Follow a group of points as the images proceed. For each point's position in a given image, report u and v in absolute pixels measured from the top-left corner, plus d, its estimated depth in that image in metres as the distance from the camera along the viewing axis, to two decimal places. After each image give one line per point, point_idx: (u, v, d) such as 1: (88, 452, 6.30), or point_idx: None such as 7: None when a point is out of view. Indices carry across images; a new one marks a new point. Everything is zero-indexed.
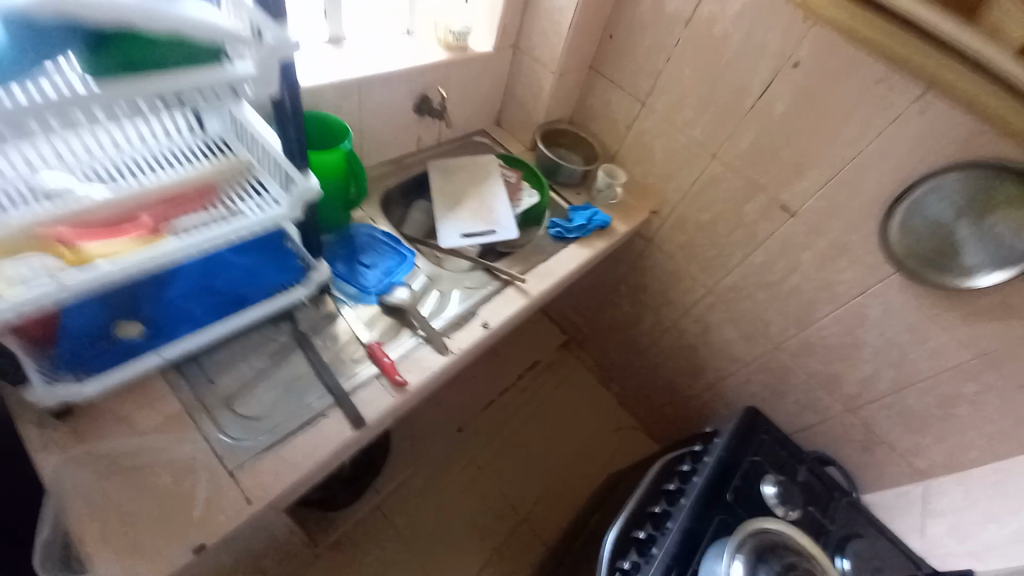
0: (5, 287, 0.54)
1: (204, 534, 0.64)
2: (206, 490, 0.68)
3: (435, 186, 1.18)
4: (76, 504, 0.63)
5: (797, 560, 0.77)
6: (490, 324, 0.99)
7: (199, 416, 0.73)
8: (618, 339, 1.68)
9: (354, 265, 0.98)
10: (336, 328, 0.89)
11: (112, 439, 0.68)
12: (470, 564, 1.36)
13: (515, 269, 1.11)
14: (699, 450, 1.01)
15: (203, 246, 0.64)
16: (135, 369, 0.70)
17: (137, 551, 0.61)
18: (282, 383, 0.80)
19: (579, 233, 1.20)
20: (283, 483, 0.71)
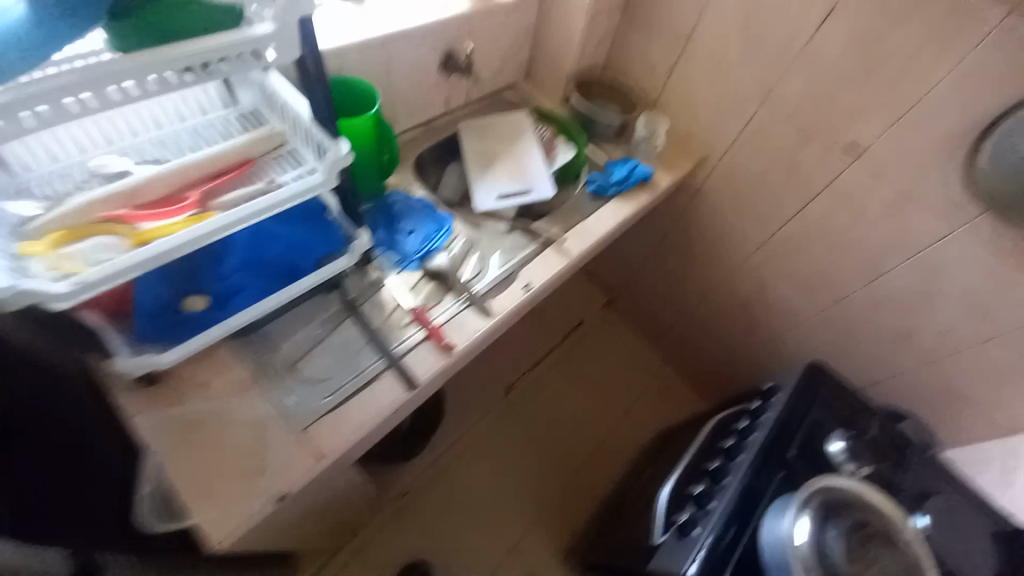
0: (76, 269, 0.56)
1: (278, 488, 0.69)
2: (279, 447, 0.72)
3: (467, 148, 1.15)
4: (164, 462, 0.68)
5: (868, 518, 0.73)
6: (532, 285, 0.98)
7: (267, 380, 0.77)
8: (664, 298, 1.62)
9: (394, 232, 0.98)
10: (382, 295, 0.90)
11: (187, 404, 0.73)
12: (525, 520, 1.40)
13: (554, 229, 1.08)
14: (757, 408, 0.97)
15: (249, 217, 0.64)
16: (203, 343, 0.72)
17: (224, 502, 0.67)
18: (337, 349, 0.82)
19: (620, 188, 1.14)
20: (345, 442, 0.74)
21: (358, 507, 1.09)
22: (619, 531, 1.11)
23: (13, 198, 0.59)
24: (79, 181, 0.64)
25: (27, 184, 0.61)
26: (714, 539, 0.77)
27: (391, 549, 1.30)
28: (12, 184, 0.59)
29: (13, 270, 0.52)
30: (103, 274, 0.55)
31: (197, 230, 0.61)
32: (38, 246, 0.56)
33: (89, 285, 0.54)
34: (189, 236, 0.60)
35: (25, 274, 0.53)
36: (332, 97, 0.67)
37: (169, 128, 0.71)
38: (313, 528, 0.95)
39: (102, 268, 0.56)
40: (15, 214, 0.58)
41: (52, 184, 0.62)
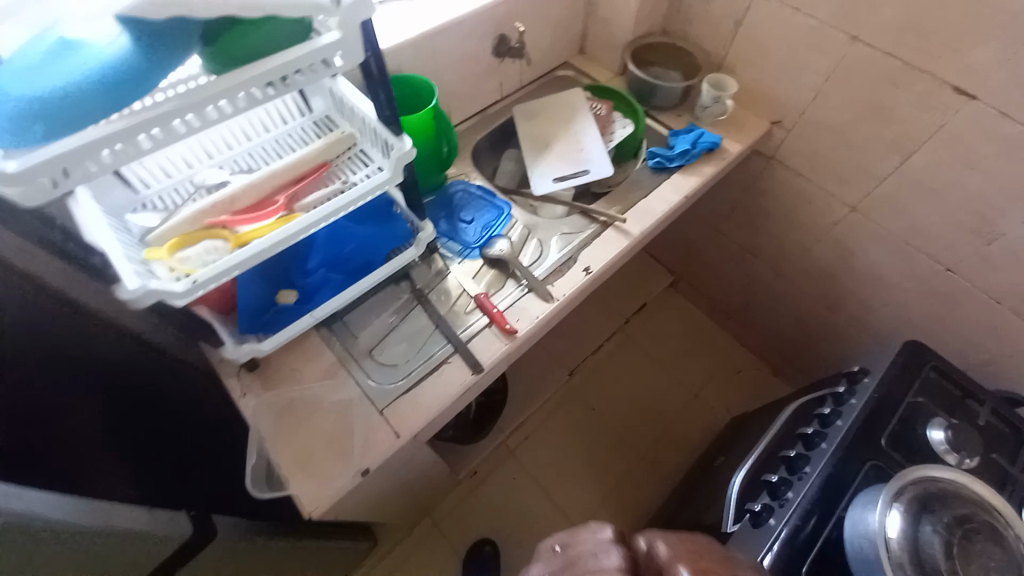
0: (190, 270, 0.65)
1: (362, 463, 0.76)
2: (361, 425, 0.79)
3: (522, 132, 1.15)
4: (268, 436, 0.78)
5: (974, 512, 0.66)
6: (592, 268, 0.97)
7: (349, 364, 0.85)
8: (736, 275, 1.54)
9: (456, 222, 1.02)
10: (447, 283, 0.94)
11: (283, 386, 0.82)
12: (593, 498, 1.42)
13: (613, 208, 1.05)
14: (842, 391, 0.90)
15: (327, 216, 0.70)
16: (295, 332, 0.81)
17: (317, 474, 0.75)
18: (408, 336, 0.88)
19: (683, 160, 1.09)
20: (419, 421, 0.79)
21: (435, 480, 1.17)
22: (690, 513, 1.10)
23: (136, 212, 0.69)
24: (187, 193, 0.74)
25: (147, 200, 0.71)
26: (791, 530, 0.74)
27: (467, 521, 1.38)
28: (135, 201, 0.70)
29: (143, 272, 0.61)
30: (211, 273, 0.62)
31: (285, 230, 0.67)
32: (160, 252, 0.65)
33: (201, 284, 0.62)
34: (279, 236, 0.66)
35: (151, 276, 0.62)
36: (395, 97, 0.69)
37: (256, 139, 0.78)
38: (397, 497, 1.03)
39: (211, 268, 0.63)
40: (140, 226, 0.68)
41: (166, 198, 0.73)
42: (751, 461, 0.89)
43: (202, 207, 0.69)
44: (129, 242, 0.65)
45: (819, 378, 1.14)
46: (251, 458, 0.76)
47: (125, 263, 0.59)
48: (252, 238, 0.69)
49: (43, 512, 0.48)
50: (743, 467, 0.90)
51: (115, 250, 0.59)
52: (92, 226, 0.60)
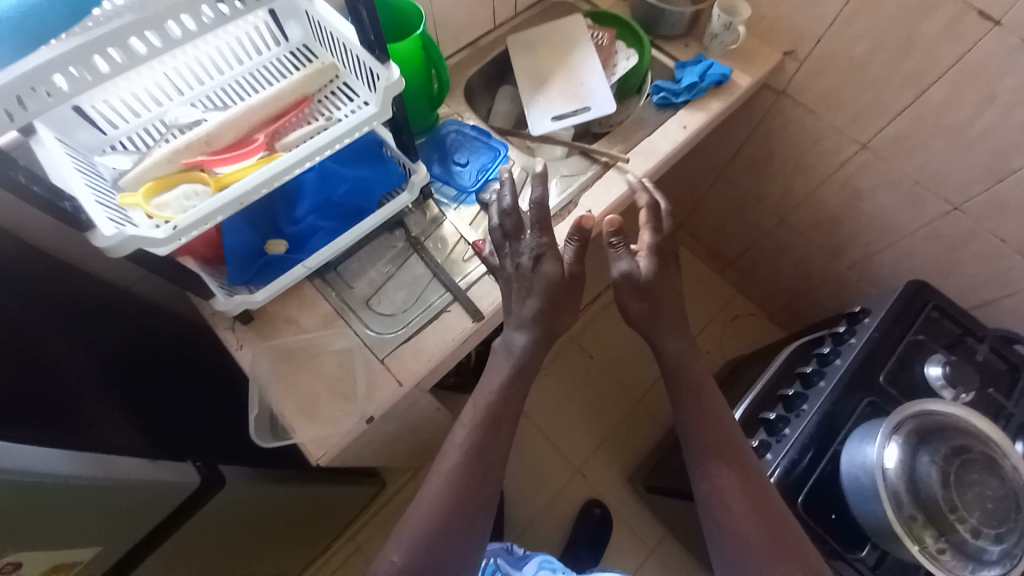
0: (168, 216, 0.61)
1: (367, 409, 0.75)
2: (363, 373, 0.78)
3: (518, 66, 1.08)
4: (268, 386, 0.77)
5: (971, 443, 0.68)
6: (594, 213, 0.93)
7: (346, 315, 0.83)
8: (737, 219, 1.50)
9: (450, 165, 0.97)
10: (443, 231, 0.91)
11: (282, 337, 0.80)
12: (593, 439, 1.46)
13: (615, 147, 1.00)
14: (843, 331, 0.89)
15: (312, 156, 0.65)
16: (289, 282, 0.79)
17: (320, 421, 0.75)
18: (406, 285, 0.86)
19: (690, 94, 1.03)
20: (421, 368, 0.78)
21: (439, 426, 1.19)
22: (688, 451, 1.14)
23: (106, 154, 0.65)
24: (160, 134, 0.69)
25: (117, 141, 0.67)
26: (787, 465, 0.76)
27: None
28: (103, 142, 0.65)
29: (119, 219, 0.58)
30: (190, 219, 0.58)
31: (268, 170, 0.63)
32: (136, 197, 0.61)
33: (184, 229, 0.58)
34: (262, 177, 0.62)
35: (126, 222, 0.58)
36: (378, 17, 0.62)
37: (228, 72, 0.72)
38: (403, 442, 1.05)
39: (191, 213, 0.59)
40: (111, 168, 0.64)
41: (138, 139, 0.68)
42: (748, 400, 0.90)
43: (175, 147, 0.64)
44: (102, 187, 0.61)
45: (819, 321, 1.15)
46: (254, 410, 0.75)
47: (97, 209, 0.54)
48: (234, 180, 0.64)
49: (40, 467, 0.45)
50: (741, 406, 0.91)
51: (85, 194, 0.55)
52: (59, 169, 0.56)
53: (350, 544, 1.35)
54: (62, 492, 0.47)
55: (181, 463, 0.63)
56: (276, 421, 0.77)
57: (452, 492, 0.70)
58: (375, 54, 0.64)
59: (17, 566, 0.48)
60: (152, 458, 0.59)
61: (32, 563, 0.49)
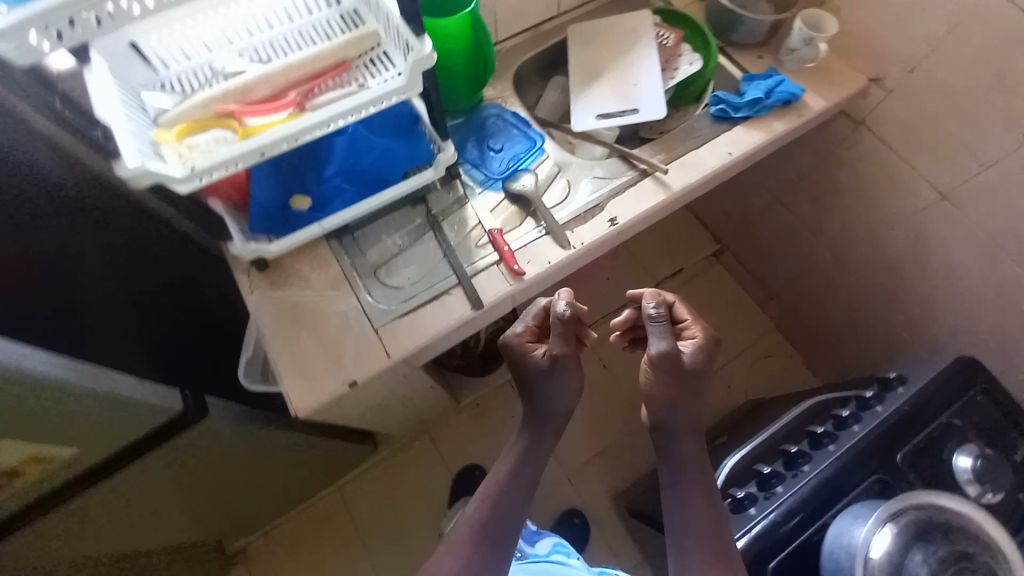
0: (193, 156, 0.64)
1: (352, 373, 0.77)
2: (356, 338, 0.79)
3: (572, 59, 1.04)
4: (268, 333, 0.80)
5: (976, 552, 0.61)
6: (619, 221, 0.89)
7: (352, 279, 0.84)
8: (788, 252, 1.39)
9: (484, 149, 0.96)
10: (463, 213, 0.90)
11: (289, 290, 0.83)
12: (590, 448, 1.44)
13: (658, 156, 0.95)
14: (871, 397, 0.81)
15: (335, 120, 0.66)
16: (304, 238, 0.81)
17: (309, 375, 0.77)
18: (415, 260, 0.86)
19: (751, 110, 0.96)
20: (412, 345, 0.78)
21: (436, 403, 1.21)
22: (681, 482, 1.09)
23: (153, 92, 0.69)
24: (206, 79, 0.72)
25: (166, 81, 0.70)
26: (769, 524, 0.71)
27: (465, 446, 1.44)
28: (154, 80, 0.69)
29: (148, 151, 0.61)
30: (208, 164, 0.61)
31: (291, 126, 0.64)
32: (168, 135, 0.65)
33: (202, 172, 0.61)
34: (283, 133, 0.63)
35: (156, 156, 0.62)
36: None
37: (277, 29, 0.72)
38: (396, 412, 1.07)
39: (211, 157, 0.61)
40: (155, 106, 0.67)
41: (185, 81, 0.71)
42: (750, 445, 0.83)
43: (214, 92, 0.67)
44: (141, 121, 0.64)
45: (854, 379, 1.05)
46: (248, 351, 0.79)
47: (131, 146, 0.59)
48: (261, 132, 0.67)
49: (37, 369, 0.50)
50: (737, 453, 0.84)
51: (120, 126, 0.59)
52: (103, 102, 0.60)
53: (338, 500, 1.40)
54: (47, 393, 0.52)
55: (171, 387, 0.68)
56: (270, 367, 0.80)
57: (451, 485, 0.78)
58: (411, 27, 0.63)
59: None
60: (139, 378, 0.64)
61: (6, 453, 0.54)
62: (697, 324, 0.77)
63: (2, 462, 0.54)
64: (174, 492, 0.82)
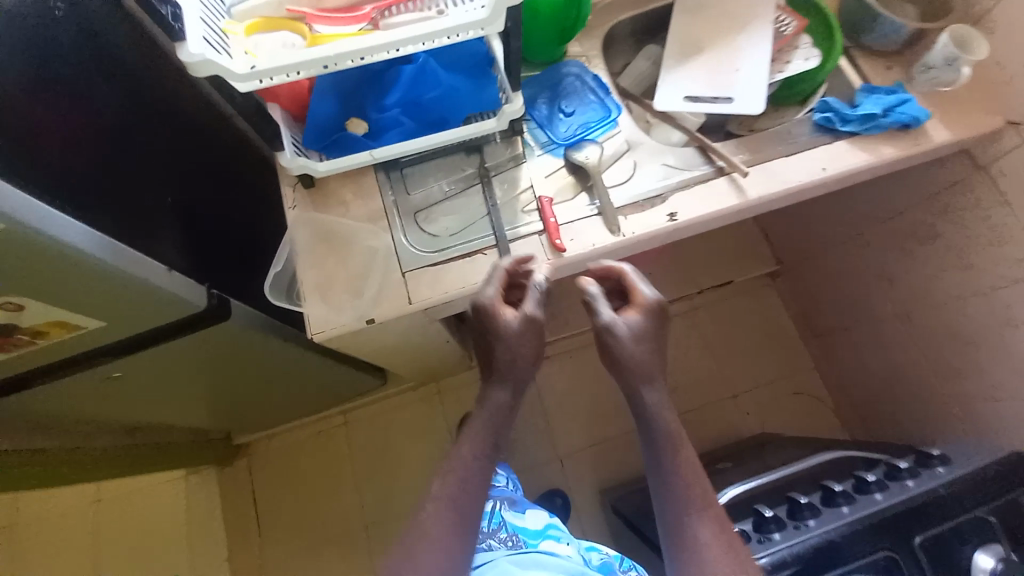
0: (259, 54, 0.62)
1: (371, 310, 0.76)
2: (382, 277, 0.78)
3: (673, 27, 0.93)
4: (300, 251, 0.79)
5: None
6: (678, 217, 0.82)
7: (391, 216, 0.82)
8: (851, 290, 1.27)
9: (554, 110, 0.89)
10: (517, 173, 0.85)
11: (327, 211, 0.82)
12: (587, 437, 1.43)
13: (741, 156, 0.86)
14: (902, 468, 0.77)
15: (405, 44, 0.61)
16: (351, 163, 0.79)
17: (330, 302, 0.77)
18: (456, 211, 0.83)
19: (860, 126, 0.84)
20: (434, 297, 0.77)
21: (448, 356, 1.21)
22: None
23: None
24: None
25: None
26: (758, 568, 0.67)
27: (467, 403, 1.46)
28: None
29: (215, 41, 0.59)
30: (267, 65, 0.58)
31: (358, 42, 0.60)
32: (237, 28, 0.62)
33: (262, 72, 0.58)
34: (349, 48, 0.60)
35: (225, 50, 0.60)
36: None
37: None
38: (408, 356, 1.08)
39: (273, 58, 0.59)
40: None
41: None
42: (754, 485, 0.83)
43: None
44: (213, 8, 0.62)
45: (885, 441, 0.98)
46: (278, 265, 0.80)
47: (196, 27, 0.56)
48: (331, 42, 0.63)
49: (65, 237, 0.51)
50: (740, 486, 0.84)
51: (190, 8, 0.56)
52: None
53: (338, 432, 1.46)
54: (74, 264, 0.53)
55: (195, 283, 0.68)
56: (295, 285, 0.80)
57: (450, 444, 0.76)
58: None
59: (20, 310, 0.54)
60: (168, 269, 0.64)
61: (32, 314, 0.56)
62: (645, 288, 0.74)
63: (27, 319, 0.56)
64: (189, 381, 0.86)
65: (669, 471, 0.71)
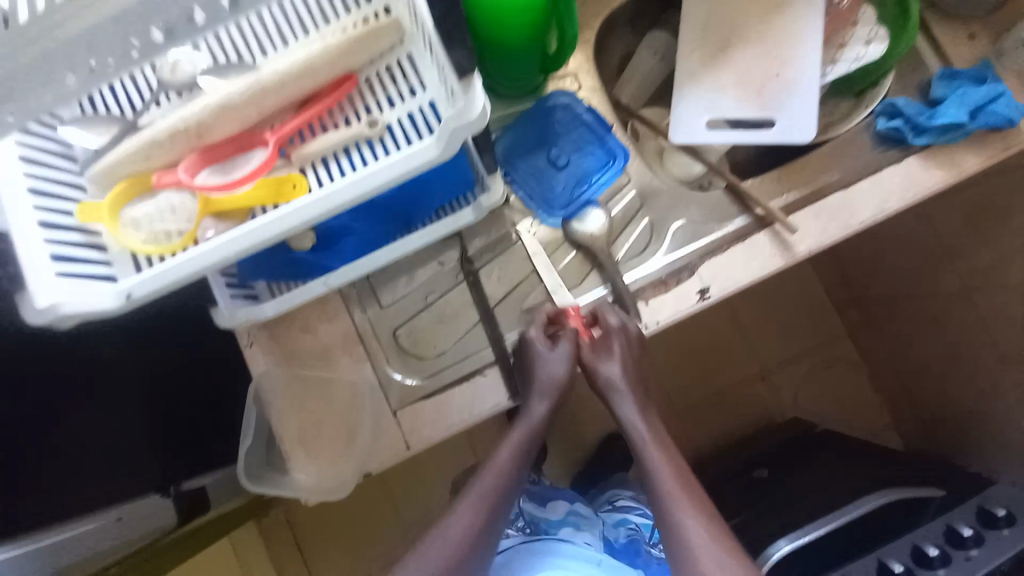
0: (166, 253, 0.44)
1: (370, 461, 0.65)
2: (371, 418, 0.66)
3: (689, 14, 0.69)
4: (271, 401, 0.65)
5: None
6: (711, 293, 0.66)
7: (367, 341, 0.67)
8: (896, 266, 1.14)
9: (544, 164, 0.71)
10: (511, 258, 0.70)
11: (293, 347, 0.67)
12: None
13: (787, 195, 0.70)
14: (969, 539, 0.73)
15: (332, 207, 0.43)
16: (304, 298, 0.64)
17: (315, 457, 0.64)
18: (444, 320, 0.69)
19: (938, 137, 0.65)
20: (436, 436, 0.65)
21: None
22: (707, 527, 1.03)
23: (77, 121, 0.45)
24: (150, 92, 0.47)
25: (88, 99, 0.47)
26: None
27: None
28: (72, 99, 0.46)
29: (69, 253, 0.42)
30: (147, 286, 0.41)
31: (263, 224, 0.41)
32: (99, 211, 0.44)
33: (143, 296, 0.42)
34: (251, 235, 0.41)
35: (105, 267, 0.45)
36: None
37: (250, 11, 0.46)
38: None
39: (151, 273, 0.41)
40: (85, 151, 0.46)
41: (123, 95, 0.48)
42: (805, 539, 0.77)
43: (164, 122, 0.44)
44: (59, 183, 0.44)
45: (950, 465, 0.93)
46: (247, 439, 0.65)
47: (37, 258, 0.40)
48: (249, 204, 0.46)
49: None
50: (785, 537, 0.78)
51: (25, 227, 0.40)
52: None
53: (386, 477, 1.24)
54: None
55: (147, 495, 0.66)
56: (274, 443, 0.66)
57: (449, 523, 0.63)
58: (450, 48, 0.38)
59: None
60: (120, 515, 0.62)
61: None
62: (610, 312, 0.65)
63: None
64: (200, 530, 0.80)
65: (622, 419, 0.69)
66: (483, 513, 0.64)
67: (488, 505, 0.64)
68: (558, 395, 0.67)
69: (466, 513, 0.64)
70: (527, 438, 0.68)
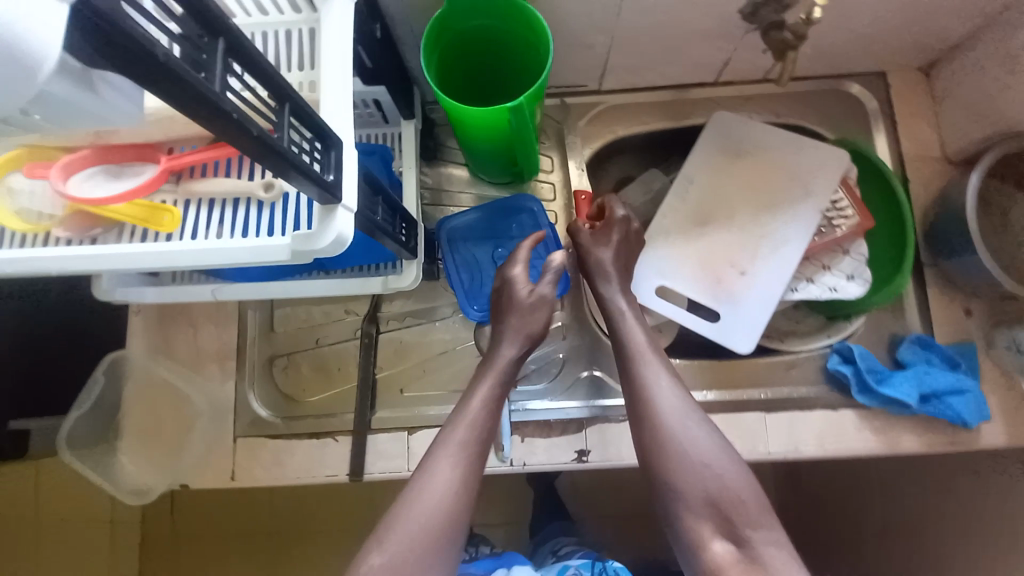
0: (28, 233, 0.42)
1: (189, 475, 0.63)
2: (213, 435, 0.64)
3: (684, 173, 0.68)
4: (129, 378, 0.63)
5: None
6: (588, 459, 0.63)
7: (242, 357, 0.67)
8: None
9: (485, 259, 0.68)
10: (414, 334, 0.69)
11: (173, 342, 0.66)
12: None
13: (708, 392, 0.65)
14: None
15: (179, 259, 0.41)
16: (188, 298, 0.61)
17: (144, 451, 0.63)
18: (325, 368, 0.68)
19: (884, 402, 0.59)
20: (264, 480, 0.63)
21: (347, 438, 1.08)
22: None
23: None
24: None
25: None
26: None
27: None
28: None
29: None
30: None
31: (103, 251, 0.41)
32: None
33: None
34: (89, 255, 0.41)
35: None
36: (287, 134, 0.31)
37: None
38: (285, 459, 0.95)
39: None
40: None
41: None
42: None
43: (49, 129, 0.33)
44: None
45: None
46: (86, 405, 0.62)
47: None
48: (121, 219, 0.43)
49: None
50: None
51: None
52: None
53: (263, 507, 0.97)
54: None
55: None
56: (115, 419, 0.64)
57: (415, 515, 0.47)
58: (324, 154, 0.36)
59: None
60: None
61: None
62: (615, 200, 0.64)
63: None
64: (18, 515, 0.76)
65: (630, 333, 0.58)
66: (461, 505, 0.49)
67: (458, 495, 0.49)
68: (531, 345, 0.60)
69: (441, 471, 0.50)
70: (497, 390, 0.56)
